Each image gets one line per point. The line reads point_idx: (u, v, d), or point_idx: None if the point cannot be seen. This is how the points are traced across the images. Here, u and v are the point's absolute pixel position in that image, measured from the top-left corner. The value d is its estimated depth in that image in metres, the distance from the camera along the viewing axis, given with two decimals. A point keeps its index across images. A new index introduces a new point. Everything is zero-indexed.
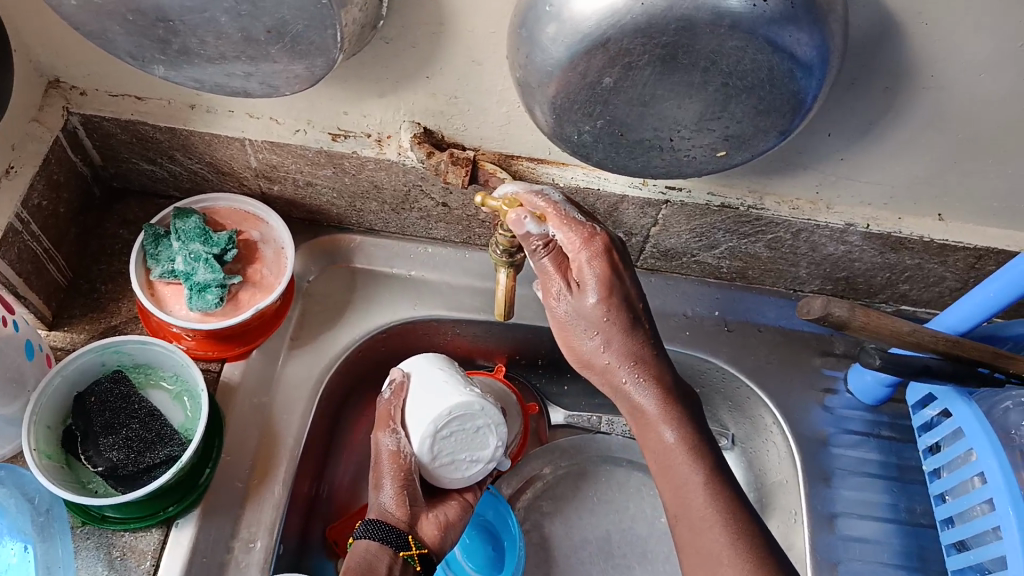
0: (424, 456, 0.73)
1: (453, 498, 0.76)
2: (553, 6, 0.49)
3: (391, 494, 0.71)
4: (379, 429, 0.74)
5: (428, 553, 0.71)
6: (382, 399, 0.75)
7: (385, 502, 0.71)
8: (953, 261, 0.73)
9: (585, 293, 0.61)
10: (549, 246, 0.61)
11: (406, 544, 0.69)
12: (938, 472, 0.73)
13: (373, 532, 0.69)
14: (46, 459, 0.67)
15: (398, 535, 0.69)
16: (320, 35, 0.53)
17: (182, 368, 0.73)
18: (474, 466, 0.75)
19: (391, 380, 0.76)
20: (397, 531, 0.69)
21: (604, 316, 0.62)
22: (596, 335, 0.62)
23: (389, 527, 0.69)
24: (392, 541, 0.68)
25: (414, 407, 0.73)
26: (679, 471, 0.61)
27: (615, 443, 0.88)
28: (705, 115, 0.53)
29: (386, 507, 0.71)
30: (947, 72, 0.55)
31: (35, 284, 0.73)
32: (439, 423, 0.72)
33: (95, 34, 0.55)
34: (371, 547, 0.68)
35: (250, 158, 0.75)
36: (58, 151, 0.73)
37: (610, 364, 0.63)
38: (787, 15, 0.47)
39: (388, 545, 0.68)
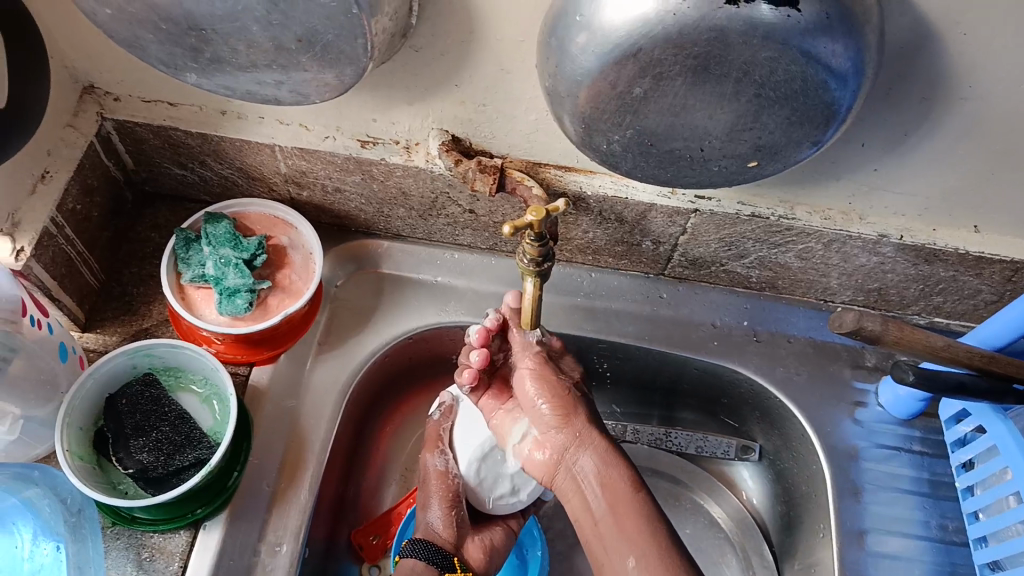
0: (472, 478, 0.78)
1: (496, 525, 0.79)
2: (583, 16, 0.48)
3: (439, 514, 0.75)
4: (428, 448, 0.79)
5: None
6: (432, 420, 0.81)
7: (434, 522, 0.75)
8: (989, 273, 0.72)
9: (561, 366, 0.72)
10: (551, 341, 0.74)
11: (451, 567, 0.73)
12: (973, 489, 0.71)
13: (422, 552, 0.72)
14: (78, 460, 0.68)
15: (445, 557, 0.73)
16: (350, 44, 0.53)
17: (212, 372, 0.74)
18: (519, 494, 0.80)
19: (440, 403, 0.82)
20: (442, 552, 0.73)
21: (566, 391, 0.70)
22: (553, 418, 0.69)
23: (436, 548, 0.73)
24: (438, 561, 0.72)
25: (462, 431, 0.78)
26: (606, 489, 0.65)
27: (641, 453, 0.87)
28: (737, 126, 0.52)
29: (433, 527, 0.74)
30: (986, 83, 0.54)
31: (68, 287, 0.75)
32: (489, 446, 0.77)
33: (130, 42, 0.56)
34: (417, 566, 0.72)
35: (279, 164, 0.75)
36: (92, 156, 0.75)
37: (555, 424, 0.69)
38: (822, 25, 0.46)
39: (434, 566, 0.72)
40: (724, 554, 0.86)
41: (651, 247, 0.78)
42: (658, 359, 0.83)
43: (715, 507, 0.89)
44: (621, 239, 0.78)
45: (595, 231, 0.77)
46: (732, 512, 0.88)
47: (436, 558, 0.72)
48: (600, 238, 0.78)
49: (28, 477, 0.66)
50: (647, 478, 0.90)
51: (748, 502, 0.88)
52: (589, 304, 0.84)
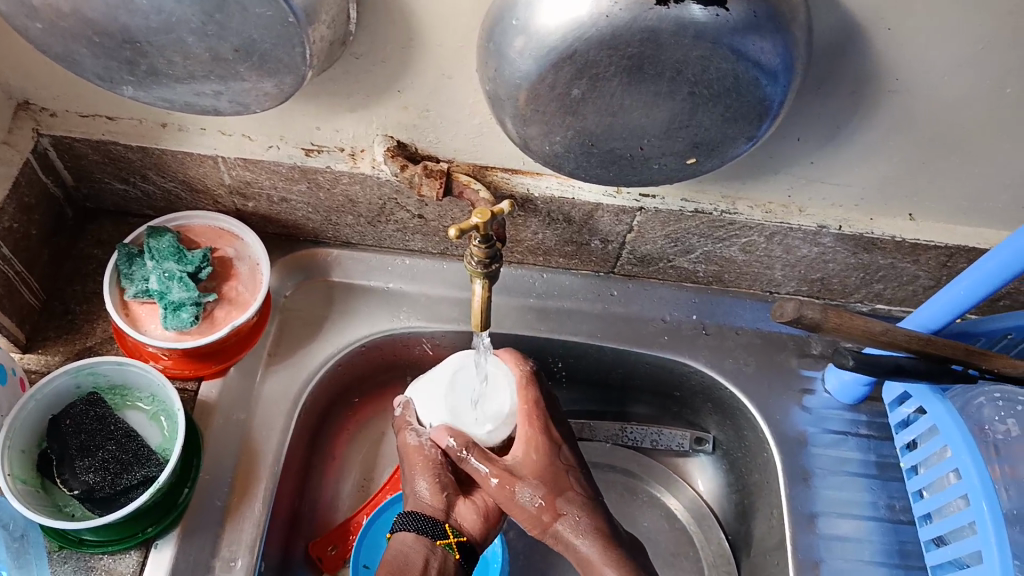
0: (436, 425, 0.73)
1: None
2: (519, 20, 0.49)
3: (427, 485, 0.71)
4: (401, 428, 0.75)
5: (469, 542, 0.70)
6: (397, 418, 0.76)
7: (422, 493, 0.71)
8: (924, 260, 0.74)
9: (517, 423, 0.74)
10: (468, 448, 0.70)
11: (444, 533, 0.69)
12: (917, 468, 0.73)
13: (411, 522, 0.69)
14: (21, 484, 0.66)
15: (435, 525, 0.69)
16: (288, 53, 0.53)
17: (159, 388, 0.73)
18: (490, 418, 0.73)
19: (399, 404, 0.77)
20: (433, 521, 0.69)
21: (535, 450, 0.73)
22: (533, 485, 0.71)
23: (426, 517, 0.69)
24: (429, 531, 0.68)
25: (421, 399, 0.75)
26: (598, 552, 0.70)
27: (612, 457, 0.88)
28: (674, 123, 0.53)
29: (422, 499, 0.71)
30: (910, 76, 0.56)
31: (7, 307, 0.73)
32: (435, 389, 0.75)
33: (61, 56, 0.55)
34: (410, 537, 0.68)
35: (223, 175, 0.74)
36: (28, 173, 0.73)
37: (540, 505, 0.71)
38: (750, 25, 0.47)
39: (422, 534, 0.68)
40: (683, 545, 0.87)
41: (599, 246, 0.79)
42: (611, 356, 0.85)
43: (671, 500, 0.90)
44: (571, 239, 0.79)
45: (544, 231, 0.77)
46: (688, 503, 0.89)
47: (427, 527, 0.69)
48: (550, 239, 0.79)
49: None
50: (604, 474, 0.91)
51: (703, 493, 0.90)
52: (542, 304, 0.84)
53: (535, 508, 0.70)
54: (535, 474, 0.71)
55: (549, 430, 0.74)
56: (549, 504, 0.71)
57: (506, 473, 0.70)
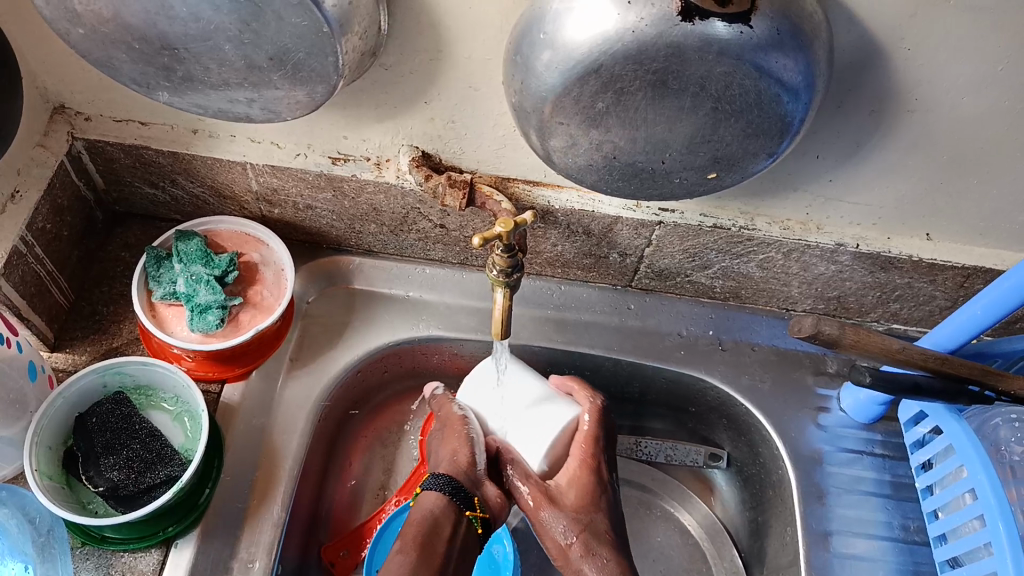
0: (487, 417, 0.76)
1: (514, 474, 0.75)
2: (547, 34, 0.50)
3: (464, 454, 0.72)
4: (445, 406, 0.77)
5: (491, 518, 0.70)
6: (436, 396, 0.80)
7: (457, 459, 0.72)
8: (942, 280, 0.74)
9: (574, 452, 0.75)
10: (514, 466, 0.73)
11: (472, 505, 0.69)
12: (931, 489, 0.73)
13: (444, 486, 0.69)
14: (47, 480, 0.67)
15: (465, 495, 0.69)
16: (321, 63, 0.54)
17: (184, 389, 0.74)
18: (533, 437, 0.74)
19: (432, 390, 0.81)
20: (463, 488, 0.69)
21: (581, 486, 0.73)
22: (567, 518, 0.71)
23: (457, 481, 0.69)
24: (458, 498, 0.69)
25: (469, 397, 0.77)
26: None
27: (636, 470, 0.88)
28: (696, 138, 0.54)
29: (457, 462, 0.71)
30: (930, 96, 0.57)
31: (37, 306, 0.74)
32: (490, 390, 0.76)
33: (102, 62, 0.57)
34: (440, 500, 0.68)
35: (250, 182, 0.76)
36: (62, 176, 0.75)
37: (568, 539, 0.71)
38: (773, 42, 0.48)
39: (454, 499, 0.68)
40: (696, 561, 0.87)
41: (618, 259, 0.80)
42: (627, 369, 0.85)
43: (686, 515, 0.90)
44: (590, 252, 0.79)
45: (564, 243, 0.78)
46: (702, 519, 0.89)
47: (459, 494, 0.69)
48: (569, 251, 0.80)
49: None
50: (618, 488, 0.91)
51: (717, 509, 0.90)
52: (559, 316, 0.85)
53: (563, 540, 0.71)
54: (572, 508, 0.72)
55: (600, 470, 0.74)
56: (579, 539, 0.71)
57: (545, 497, 0.72)
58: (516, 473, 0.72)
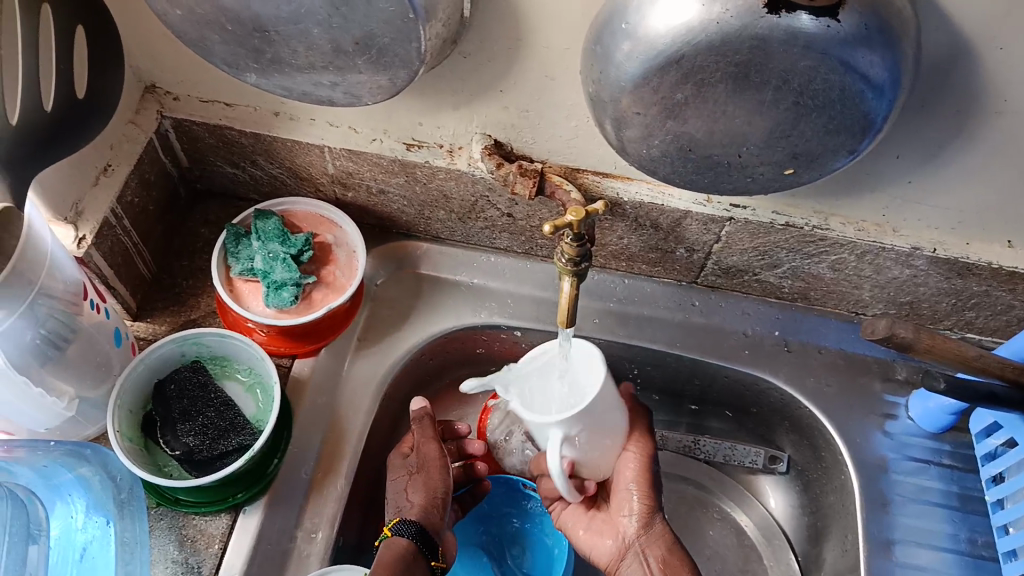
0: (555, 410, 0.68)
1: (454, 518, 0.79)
2: (629, 24, 0.51)
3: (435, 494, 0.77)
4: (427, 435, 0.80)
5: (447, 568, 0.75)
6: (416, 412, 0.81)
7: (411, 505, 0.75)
8: (1022, 289, 0.72)
9: None
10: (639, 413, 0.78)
11: (436, 555, 0.73)
12: (1002, 503, 0.72)
13: (413, 535, 0.71)
14: (128, 441, 0.71)
15: (429, 546, 0.72)
16: (405, 48, 0.55)
17: (257, 362, 0.77)
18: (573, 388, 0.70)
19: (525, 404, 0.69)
20: (429, 538, 0.73)
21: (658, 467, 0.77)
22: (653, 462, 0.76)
23: (420, 527, 0.72)
24: (423, 549, 0.72)
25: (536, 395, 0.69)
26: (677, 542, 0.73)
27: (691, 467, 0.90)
28: (774, 133, 0.53)
29: (426, 508, 0.75)
30: (1020, 98, 0.55)
31: (123, 276, 0.78)
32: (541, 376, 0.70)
33: (196, 42, 0.59)
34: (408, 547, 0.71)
35: (327, 164, 0.78)
36: (151, 153, 0.78)
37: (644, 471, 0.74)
38: (861, 37, 0.48)
39: (421, 551, 0.71)
40: (751, 562, 0.86)
41: (684, 255, 0.80)
42: (689, 366, 0.85)
43: (741, 515, 0.89)
44: (656, 246, 0.79)
45: (630, 236, 0.79)
46: (759, 520, 0.88)
47: (425, 547, 0.72)
48: (635, 245, 0.80)
49: (81, 454, 0.68)
50: (674, 484, 0.91)
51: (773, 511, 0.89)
52: (621, 310, 0.85)
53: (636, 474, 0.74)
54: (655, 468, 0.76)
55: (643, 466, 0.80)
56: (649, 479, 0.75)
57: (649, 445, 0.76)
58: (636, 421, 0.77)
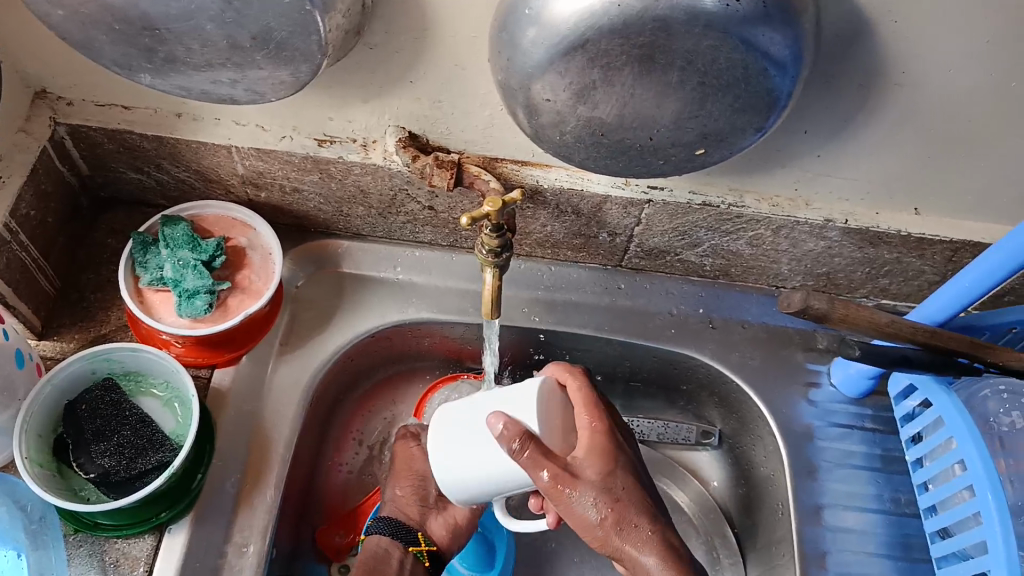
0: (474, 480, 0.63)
1: None
2: (533, 10, 0.50)
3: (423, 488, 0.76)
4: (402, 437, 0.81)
5: (438, 552, 0.74)
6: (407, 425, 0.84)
7: (396, 499, 0.76)
8: (931, 254, 0.75)
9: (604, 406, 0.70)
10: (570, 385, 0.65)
11: (416, 541, 0.72)
12: (921, 462, 0.74)
13: (386, 526, 0.73)
14: (37, 467, 0.67)
15: (409, 531, 0.73)
16: (305, 41, 0.53)
17: (173, 375, 0.74)
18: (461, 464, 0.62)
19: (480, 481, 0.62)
20: (407, 526, 0.73)
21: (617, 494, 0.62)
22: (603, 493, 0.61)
23: (399, 521, 0.73)
24: (402, 536, 0.72)
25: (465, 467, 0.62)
26: None
27: None
28: (683, 114, 0.54)
29: (407, 501, 0.75)
30: (918, 69, 0.56)
31: (24, 293, 0.74)
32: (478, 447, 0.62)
33: (82, 43, 0.56)
34: (382, 541, 0.72)
35: (237, 165, 0.75)
36: (46, 162, 0.74)
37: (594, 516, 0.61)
38: (760, 15, 0.48)
39: (399, 540, 0.72)
40: (688, 537, 0.88)
41: (607, 239, 0.80)
42: (619, 349, 0.85)
43: (678, 493, 0.89)
44: (579, 232, 0.79)
45: (553, 224, 0.78)
46: (694, 496, 0.89)
47: (403, 535, 0.72)
48: (559, 231, 0.80)
49: None
50: None
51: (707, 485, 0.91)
52: (549, 297, 0.85)
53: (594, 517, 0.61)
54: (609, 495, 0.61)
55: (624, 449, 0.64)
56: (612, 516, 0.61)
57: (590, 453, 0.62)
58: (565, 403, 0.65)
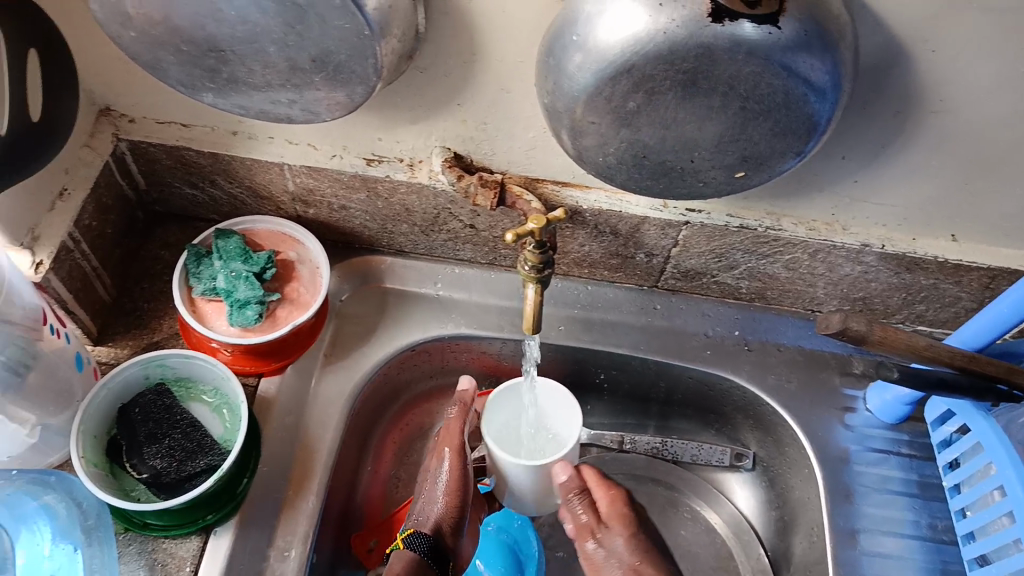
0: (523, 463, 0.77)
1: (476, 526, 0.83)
2: (579, 36, 0.52)
3: (459, 508, 0.76)
4: (449, 442, 0.80)
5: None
6: (449, 420, 0.82)
7: (434, 515, 0.75)
8: (968, 281, 0.75)
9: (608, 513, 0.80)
10: (571, 485, 0.79)
11: (445, 569, 0.73)
12: (959, 488, 0.74)
13: (420, 546, 0.72)
14: (93, 467, 0.70)
15: (439, 557, 0.72)
16: (361, 64, 0.56)
17: (223, 382, 0.76)
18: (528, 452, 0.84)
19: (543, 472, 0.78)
20: (439, 551, 0.73)
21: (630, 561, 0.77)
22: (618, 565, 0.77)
23: (431, 542, 0.72)
24: (430, 559, 0.72)
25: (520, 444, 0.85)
26: None
27: (654, 467, 0.92)
28: (724, 137, 0.55)
29: (442, 522, 0.75)
30: (955, 97, 0.58)
31: (83, 301, 0.77)
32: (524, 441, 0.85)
33: (152, 65, 0.59)
34: (413, 560, 0.71)
35: (288, 182, 0.79)
36: (108, 175, 0.78)
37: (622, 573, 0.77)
38: (801, 43, 0.50)
39: (429, 564, 0.71)
40: (722, 560, 0.87)
41: (644, 260, 0.81)
42: (653, 369, 0.86)
43: (712, 514, 0.90)
44: (617, 252, 0.81)
45: (591, 244, 0.80)
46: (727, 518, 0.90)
47: (434, 561, 0.72)
48: (596, 251, 0.81)
49: (46, 482, 0.68)
50: (643, 487, 0.92)
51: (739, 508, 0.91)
52: (585, 316, 0.86)
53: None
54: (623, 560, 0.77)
55: (628, 524, 0.79)
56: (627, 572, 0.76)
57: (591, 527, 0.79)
58: (579, 497, 0.79)
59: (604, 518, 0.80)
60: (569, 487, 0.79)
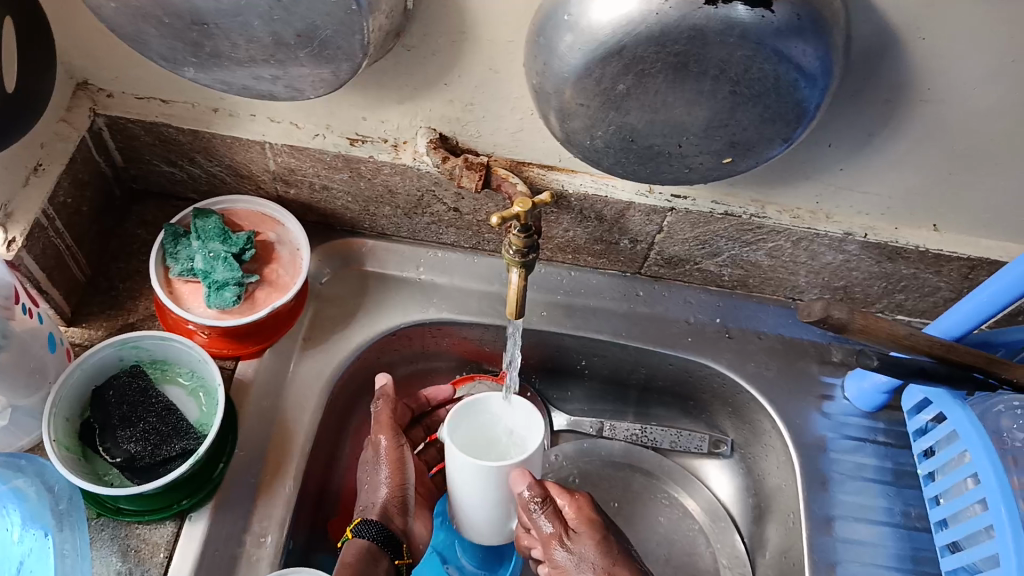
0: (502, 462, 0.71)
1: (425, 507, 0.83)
2: (571, 15, 0.52)
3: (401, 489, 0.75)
4: (382, 430, 0.78)
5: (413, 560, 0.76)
6: (375, 410, 0.79)
7: (382, 500, 0.74)
8: (947, 271, 0.76)
9: (567, 517, 0.69)
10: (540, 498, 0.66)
11: (401, 553, 0.72)
12: (933, 476, 0.75)
13: (377, 534, 0.71)
14: (64, 450, 0.68)
15: (396, 545, 0.72)
16: (347, 40, 0.55)
17: (200, 364, 0.75)
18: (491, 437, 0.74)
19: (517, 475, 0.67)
20: (395, 536, 0.72)
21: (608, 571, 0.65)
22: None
23: (385, 529, 0.71)
24: (387, 545, 0.71)
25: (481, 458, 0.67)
26: None
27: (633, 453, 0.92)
28: (713, 122, 0.55)
29: (388, 506, 0.74)
30: (942, 87, 0.58)
31: (57, 280, 0.75)
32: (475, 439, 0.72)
33: (131, 36, 0.58)
34: (371, 547, 0.70)
35: (269, 161, 0.77)
36: (84, 152, 0.76)
37: None
38: (793, 27, 0.50)
39: (387, 550, 0.71)
40: (699, 545, 0.88)
41: (628, 246, 0.81)
42: (635, 355, 0.86)
43: (689, 500, 0.90)
44: (601, 238, 0.81)
45: (576, 228, 0.80)
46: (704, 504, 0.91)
47: (390, 546, 0.71)
48: (580, 237, 0.81)
49: (17, 466, 0.67)
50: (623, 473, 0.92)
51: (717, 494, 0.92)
52: (568, 301, 0.86)
53: None
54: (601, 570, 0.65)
55: (601, 531, 0.68)
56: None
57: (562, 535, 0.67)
58: (545, 507, 0.67)
59: (571, 524, 0.68)
60: (531, 497, 0.66)
